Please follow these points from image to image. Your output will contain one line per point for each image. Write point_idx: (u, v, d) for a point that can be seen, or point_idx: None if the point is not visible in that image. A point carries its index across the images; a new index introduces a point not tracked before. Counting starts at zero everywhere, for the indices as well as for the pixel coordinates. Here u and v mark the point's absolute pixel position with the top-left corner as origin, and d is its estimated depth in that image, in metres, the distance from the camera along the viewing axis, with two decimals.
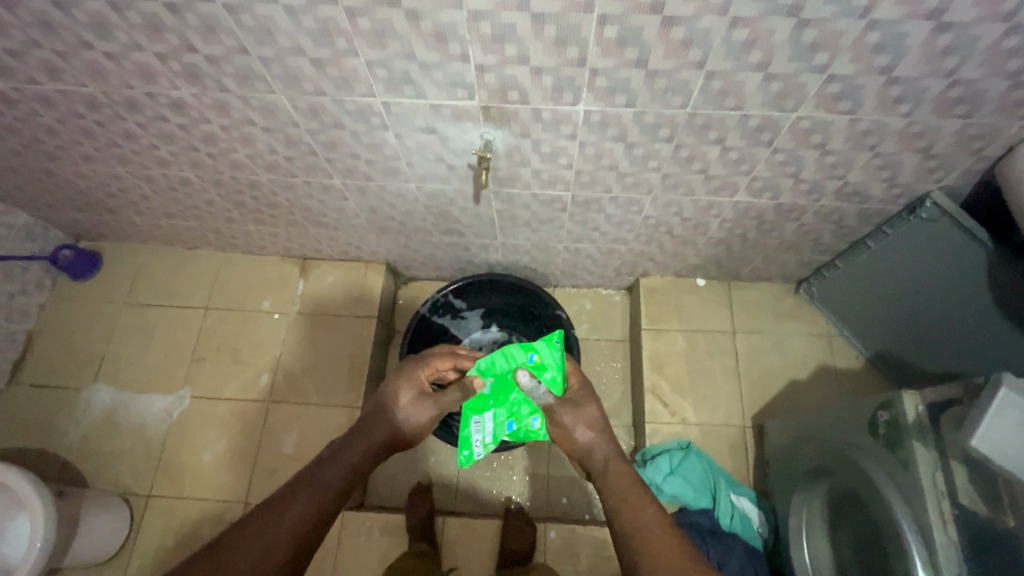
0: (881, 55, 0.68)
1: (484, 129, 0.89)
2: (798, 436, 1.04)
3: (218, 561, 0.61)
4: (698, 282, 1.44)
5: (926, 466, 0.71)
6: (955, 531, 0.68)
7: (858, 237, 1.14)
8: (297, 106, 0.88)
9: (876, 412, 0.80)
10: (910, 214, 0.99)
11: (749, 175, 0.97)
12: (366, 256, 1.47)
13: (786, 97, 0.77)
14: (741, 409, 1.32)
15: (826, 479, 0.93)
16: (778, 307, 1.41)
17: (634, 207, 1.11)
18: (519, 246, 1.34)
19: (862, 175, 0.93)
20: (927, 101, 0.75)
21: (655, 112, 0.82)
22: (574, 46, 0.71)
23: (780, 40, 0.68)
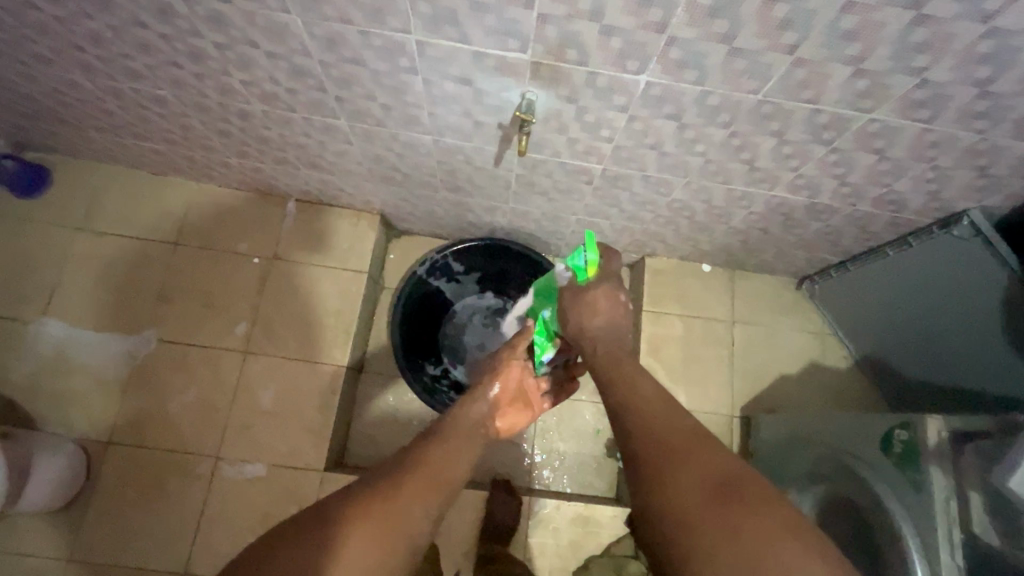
0: (984, 65, 0.63)
1: (527, 88, 0.79)
2: (793, 438, 1.04)
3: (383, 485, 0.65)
4: (704, 268, 1.41)
5: (941, 491, 0.72)
6: (960, 558, 0.69)
7: (878, 244, 1.12)
8: (314, 32, 0.74)
9: (892, 430, 0.80)
10: (942, 228, 0.98)
11: (795, 171, 0.91)
12: (359, 204, 1.35)
13: (866, 97, 0.71)
14: (731, 399, 1.34)
15: (820, 485, 0.94)
16: (778, 300, 1.40)
17: (664, 188, 1.04)
18: (529, 213, 1.25)
19: (908, 185, 0.89)
20: (1008, 120, 0.71)
21: (721, 94, 0.74)
22: (658, 9, 0.61)
23: (886, 35, 0.60)
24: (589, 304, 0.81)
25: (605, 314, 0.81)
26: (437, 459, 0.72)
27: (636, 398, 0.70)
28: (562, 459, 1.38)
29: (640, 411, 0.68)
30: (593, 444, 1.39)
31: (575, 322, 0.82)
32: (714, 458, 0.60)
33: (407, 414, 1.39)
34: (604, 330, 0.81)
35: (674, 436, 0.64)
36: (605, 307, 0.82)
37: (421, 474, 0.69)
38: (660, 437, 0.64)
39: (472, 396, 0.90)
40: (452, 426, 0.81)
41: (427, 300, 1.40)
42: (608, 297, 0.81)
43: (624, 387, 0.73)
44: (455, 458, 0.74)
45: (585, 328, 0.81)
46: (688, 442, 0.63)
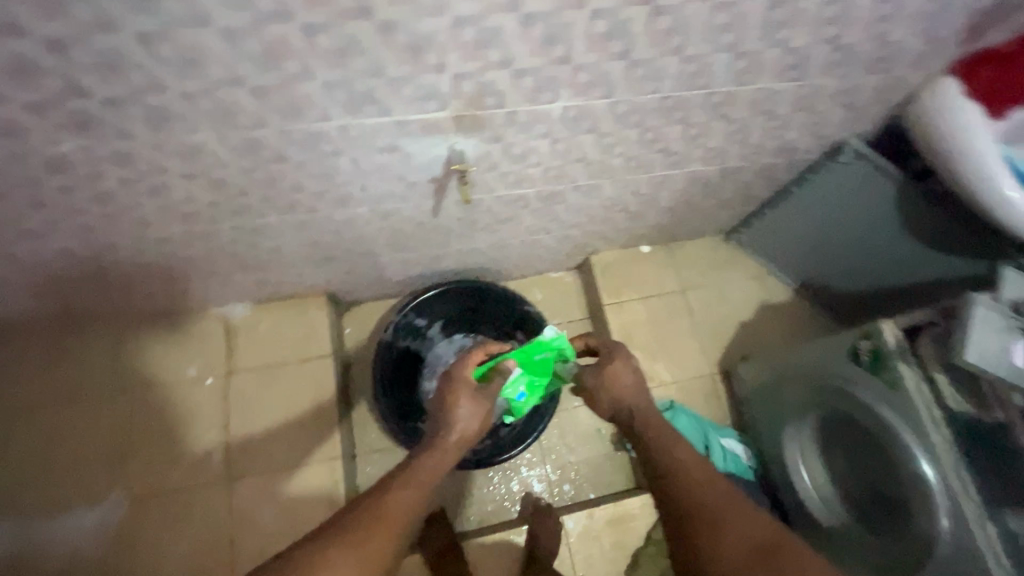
0: (832, 25, 0.74)
1: (453, 139, 0.82)
2: (777, 376, 1.12)
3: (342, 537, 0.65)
4: (643, 250, 1.50)
5: (912, 379, 0.82)
6: (948, 431, 0.79)
7: (782, 186, 1.25)
8: (229, 144, 0.73)
9: (856, 343, 0.90)
10: (830, 159, 1.11)
11: (703, 147, 1.00)
12: (301, 290, 1.31)
13: (748, 73, 0.80)
14: (707, 360, 1.43)
15: (814, 410, 1.03)
16: (715, 258, 1.52)
17: (595, 192, 1.11)
18: (474, 249, 1.28)
19: (796, 132, 1.02)
20: (859, 62, 0.83)
21: (629, 101, 0.81)
22: (560, 45, 0.66)
23: (752, 21, 0.70)
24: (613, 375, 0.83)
25: (631, 381, 0.83)
26: (396, 501, 0.69)
27: (678, 462, 0.76)
28: (576, 469, 1.40)
29: (681, 472, 0.76)
30: (602, 444, 1.43)
31: (609, 400, 0.83)
32: (756, 523, 0.71)
33: None
34: (637, 400, 0.83)
35: (716, 499, 0.73)
36: (626, 377, 0.83)
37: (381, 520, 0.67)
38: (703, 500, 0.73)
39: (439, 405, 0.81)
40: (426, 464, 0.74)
41: (399, 364, 1.38)
42: (626, 364, 0.84)
43: (665, 452, 0.78)
44: (422, 497, 0.71)
45: (620, 400, 0.83)
46: (731, 508, 0.72)
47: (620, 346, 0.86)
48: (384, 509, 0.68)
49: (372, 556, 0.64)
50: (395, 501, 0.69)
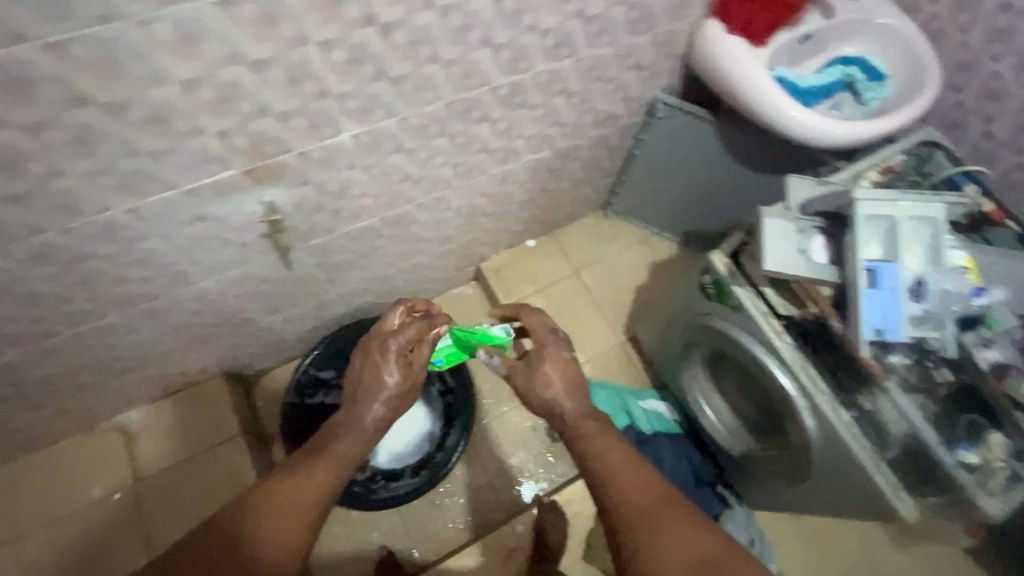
0: (570, 1, 0.79)
1: (259, 193, 0.83)
2: (662, 327, 1.16)
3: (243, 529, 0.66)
4: (529, 245, 1.54)
5: (749, 299, 0.86)
6: (790, 337, 0.83)
7: (626, 152, 1.32)
8: (18, 255, 0.73)
9: (701, 278, 0.94)
10: (651, 118, 1.19)
11: (523, 137, 1.04)
12: (195, 376, 1.29)
13: (517, 61, 0.85)
14: (614, 331, 1.47)
15: (696, 351, 1.06)
16: (599, 234, 1.56)
17: (444, 205, 1.13)
18: (355, 289, 1.28)
19: (604, 101, 1.07)
20: (619, 27, 0.89)
21: (417, 114, 0.84)
22: (308, 81, 0.69)
23: (488, 16, 0.74)
24: (549, 368, 0.82)
25: (563, 377, 0.82)
26: (302, 485, 0.70)
27: (611, 471, 0.73)
28: (519, 473, 1.40)
29: (616, 486, 0.72)
30: (539, 439, 1.43)
31: (543, 399, 0.81)
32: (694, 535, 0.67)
33: (362, 535, 1.33)
34: (568, 399, 0.81)
35: (655, 512, 0.69)
36: (558, 375, 0.82)
37: (284, 507, 0.68)
38: (638, 516, 0.69)
39: (368, 369, 0.81)
40: (339, 445, 0.75)
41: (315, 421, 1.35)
42: (558, 363, 0.83)
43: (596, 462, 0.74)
44: (337, 476, 0.73)
45: (551, 402, 0.81)
46: (671, 518, 0.69)
47: (549, 343, 0.85)
48: (290, 491, 0.69)
49: (274, 543, 0.65)
50: (298, 489, 0.69)
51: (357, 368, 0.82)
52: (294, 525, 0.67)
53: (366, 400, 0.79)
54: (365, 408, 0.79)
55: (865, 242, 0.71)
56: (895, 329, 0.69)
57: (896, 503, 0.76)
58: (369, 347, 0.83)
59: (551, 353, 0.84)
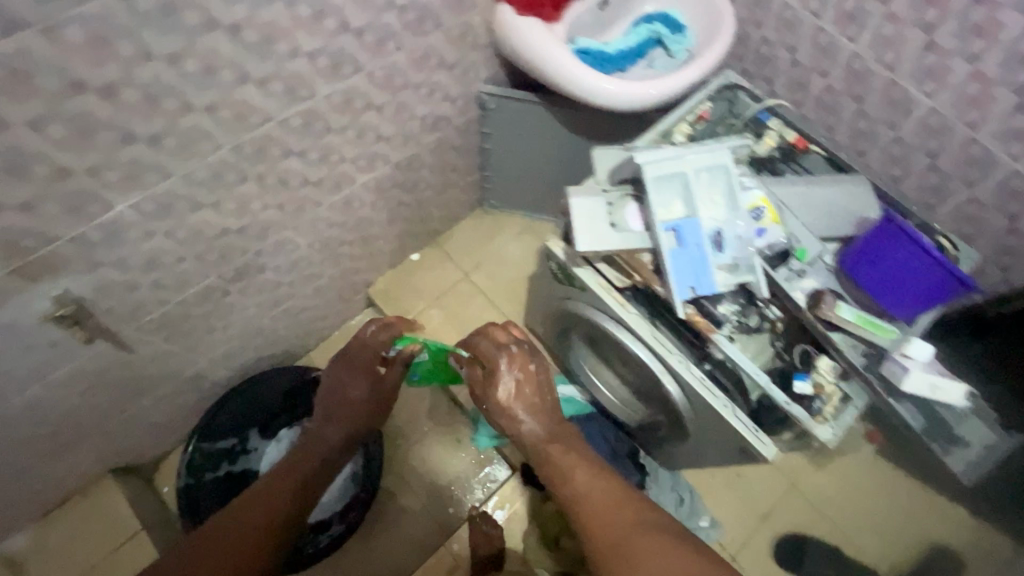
0: (325, 19, 0.74)
1: (43, 289, 0.75)
2: (542, 317, 1.12)
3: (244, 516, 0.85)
4: (415, 259, 1.50)
5: (589, 277, 0.83)
6: (635, 305, 0.82)
7: (477, 147, 1.29)
8: None
9: (549, 264, 0.91)
10: (484, 111, 1.17)
11: (346, 160, 1.00)
12: (77, 482, 1.19)
13: (296, 89, 0.79)
14: (515, 325, 1.45)
15: (573, 334, 1.03)
16: (482, 231, 1.54)
17: (290, 246, 1.07)
18: (230, 350, 1.21)
19: (424, 106, 1.04)
20: (400, 31, 0.85)
21: (201, 167, 0.78)
22: (35, 164, 0.62)
23: (232, 53, 0.68)
24: (501, 391, 0.87)
25: (524, 400, 0.87)
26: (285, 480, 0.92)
27: (579, 490, 0.80)
28: (450, 490, 1.35)
29: (583, 507, 0.79)
30: (464, 452, 1.38)
31: (502, 421, 0.89)
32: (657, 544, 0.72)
33: None
34: (534, 421, 0.86)
35: (622, 530, 0.74)
36: (518, 399, 0.87)
37: (275, 494, 0.90)
38: (608, 536, 0.75)
39: (336, 386, 0.98)
40: (309, 449, 0.97)
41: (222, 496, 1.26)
42: (518, 384, 0.87)
43: (562, 482, 0.82)
44: (310, 470, 0.96)
45: (518, 427, 0.87)
46: (634, 534, 0.73)
47: (504, 371, 0.87)
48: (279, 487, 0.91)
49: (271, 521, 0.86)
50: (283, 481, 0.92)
51: (325, 391, 1.00)
52: (265, 530, 0.84)
53: (331, 422, 0.99)
54: (331, 427, 0.99)
55: (663, 204, 0.71)
56: (707, 283, 0.70)
57: (759, 447, 0.78)
58: (336, 369, 0.98)
59: (499, 373, 0.87)
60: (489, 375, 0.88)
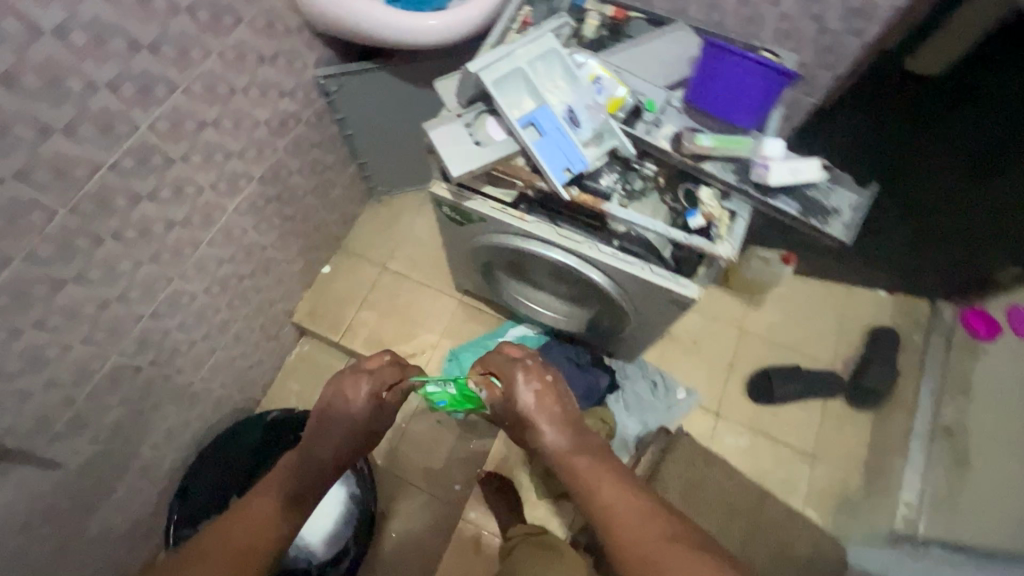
0: (110, 42, 0.69)
1: None
2: (463, 269, 1.14)
3: None
4: (326, 271, 1.46)
5: (480, 204, 0.85)
6: (531, 214, 0.84)
7: (340, 136, 1.26)
8: None
9: (441, 212, 0.92)
10: (328, 96, 1.14)
11: (204, 188, 0.94)
12: None
13: (112, 127, 0.74)
14: (449, 294, 1.45)
15: (494, 270, 1.06)
16: (382, 220, 1.52)
17: (186, 297, 1.01)
18: (173, 427, 1.14)
19: (264, 108, 1.00)
20: (201, 35, 0.81)
21: (42, 240, 0.72)
22: None
23: (18, 105, 0.63)
24: (523, 403, 0.80)
25: (549, 413, 0.79)
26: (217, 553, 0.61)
27: (613, 507, 0.66)
28: (450, 469, 1.36)
29: (617, 527, 0.64)
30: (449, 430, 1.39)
31: (528, 435, 0.81)
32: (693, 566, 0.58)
33: None
34: (560, 434, 0.77)
35: (650, 545, 0.61)
36: (545, 409, 0.80)
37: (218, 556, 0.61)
38: (636, 550, 0.61)
39: (334, 400, 0.81)
40: (251, 516, 0.67)
41: None
42: (547, 395, 0.81)
43: (590, 496, 0.68)
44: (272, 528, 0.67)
45: (536, 438, 0.79)
46: (666, 547, 0.60)
47: (521, 379, 0.82)
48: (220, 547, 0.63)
49: None
50: (212, 553, 0.62)
51: (326, 415, 0.80)
52: None
53: (328, 442, 0.77)
54: (321, 445, 0.77)
55: (513, 104, 0.73)
56: (578, 159, 0.73)
57: (681, 290, 0.80)
58: (331, 388, 0.83)
59: (516, 386, 0.82)
60: (505, 389, 0.83)
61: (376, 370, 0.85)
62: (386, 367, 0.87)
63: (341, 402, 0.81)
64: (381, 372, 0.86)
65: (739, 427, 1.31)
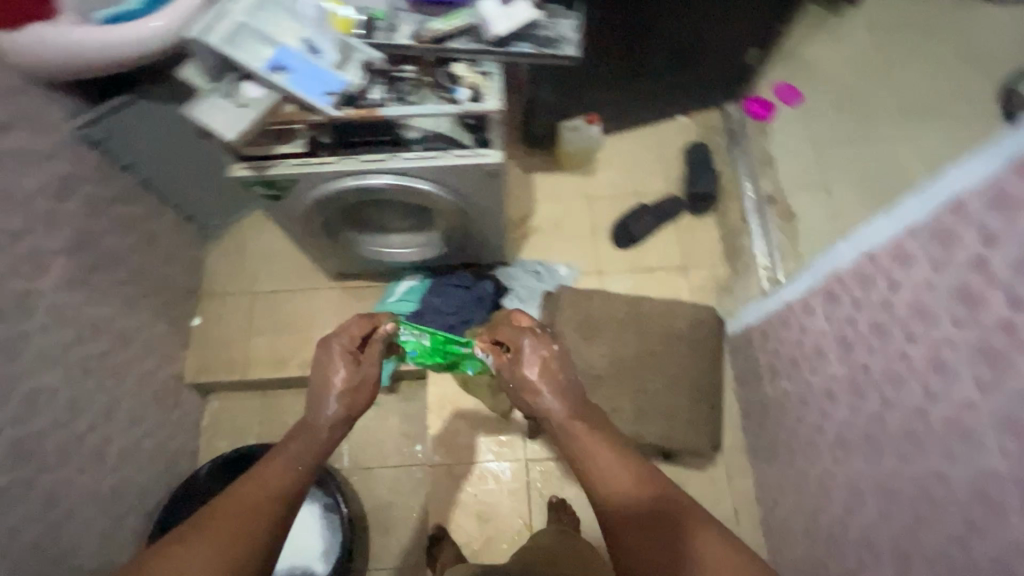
0: None
1: None
2: (315, 247, 1.18)
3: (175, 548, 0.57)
4: (198, 322, 1.42)
5: (283, 166, 0.91)
6: (332, 156, 0.92)
7: (137, 185, 1.21)
8: None
9: (257, 192, 0.97)
10: (98, 146, 1.09)
11: (3, 278, 0.90)
12: None
13: None
14: (326, 286, 1.46)
15: (340, 231, 1.11)
16: (230, 252, 1.49)
17: (44, 394, 0.97)
18: (103, 528, 1.09)
19: (29, 179, 0.95)
20: None
21: None
22: None
23: None
24: (528, 370, 0.78)
25: (551, 384, 0.77)
26: (233, 504, 0.62)
27: (613, 488, 0.66)
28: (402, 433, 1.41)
29: (615, 507, 0.65)
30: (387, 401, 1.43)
31: (527, 401, 0.79)
32: (688, 542, 0.60)
33: None
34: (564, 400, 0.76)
35: (649, 520, 0.63)
36: (545, 379, 0.78)
37: (234, 516, 0.61)
38: (630, 521, 0.63)
39: (316, 368, 0.82)
40: (262, 475, 0.67)
41: None
42: (547, 363, 0.79)
43: (589, 475, 0.69)
44: (284, 481, 0.68)
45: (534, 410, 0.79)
46: (664, 523, 0.62)
47: (532, 349, 0.80)
48: (235, 500, 0.63)
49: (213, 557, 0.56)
50: (228, 510, 0.62)
51: (312, 385, 0.81)
52: (231, 536, 0.59)
53: (322, 405, 0.78)
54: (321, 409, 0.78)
55: (252, 54, 0.78)
56: (334, 81, 0.80)
57: (484, 159, 0.91)
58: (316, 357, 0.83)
59: (522, 354, 0.80)
60: (513, 355, 0.81)
61: (342, 339, 0.85)
62: (351, 325, 0.88)
63: (324, 370, 0.81)
64: (344, 336, 0.86)
65: (619, 272, 1.47)
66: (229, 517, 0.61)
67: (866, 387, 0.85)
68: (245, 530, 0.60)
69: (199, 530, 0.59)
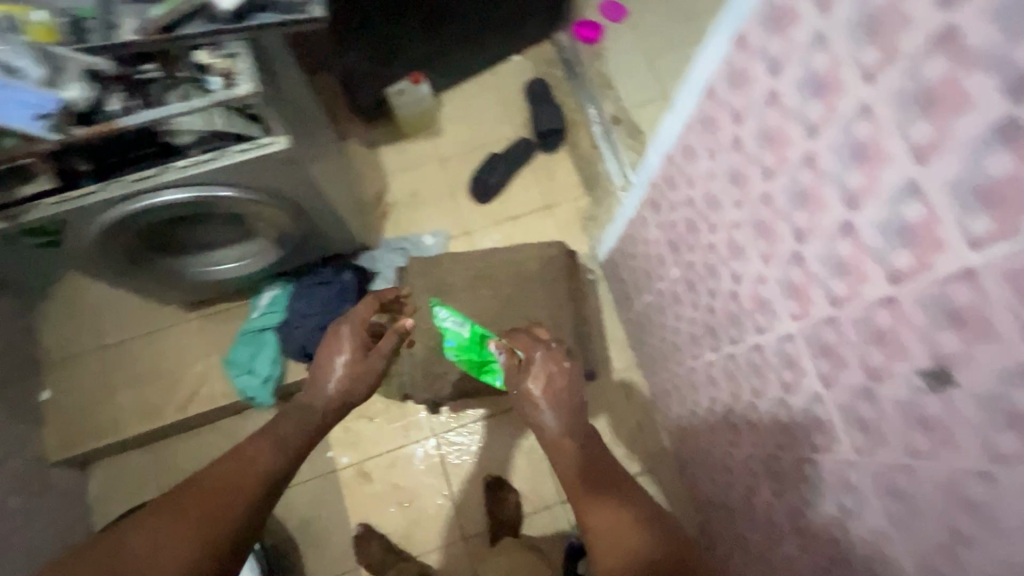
0: None
1: None
2: (137, 281, 1.10)
3: (165, 527, 0.58)
4: (47, 395, 1.28)
5: (38, 207, 0.82)
6: (92, 183, 0.83)
7: None
8: None
9: (29, 240, 0.88)
10: None
11: None
12: None
13: None
14: (184, 320, 1.36)
15: (151, 257, 1.04)
16: (64, 311, 1.35)
17: None
18: None
19: None
20: None
21: None
22: None
23: None
24: (532, 384, 0.76)
25: (562, 394, 0.76)
26: (220, 483, 0.64)
27: (611, 503, 0.67)
28: None
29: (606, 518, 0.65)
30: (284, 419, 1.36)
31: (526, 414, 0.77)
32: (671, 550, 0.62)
33: None
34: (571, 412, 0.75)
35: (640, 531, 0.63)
36: (552, 393, 0.76)
37: (224, 496, 0.63)
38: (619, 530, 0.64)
39: (325, 350, 0.80)
40: (252, 456, 0.68)
41: None
42: (559, 376, 0.77)
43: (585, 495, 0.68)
44: (271, 465, 0.68)
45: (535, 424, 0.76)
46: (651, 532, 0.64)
47: (546, 355, 0.78)
48: (223, 482, 0.64)
49: (193, 543, 0.58)
50: (220, 489, 0.63)
51: (317, 367, 0.80)
52: (216, 523, 0.61)
53: (325, 379, 0.79)
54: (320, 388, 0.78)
55: None
56: (41, 99, 0.70)
57: (268, 149, 0.85)
58: (323, 343, 0.81)
59: (532, 365, 0.77)
60: (523, 364, 0.78)
61: (357, 328, 0.82)
62: (366, 309, 0.85)
63: (327, 358, 0.80)
64: (360, 322, 0.83)
65: (488, 228, 1.46)
66: (218, 498, 0.63)
67: (696, 283, 0.88)
68: (224, 518, 0.61)
69: (187, 513, 0.60)
